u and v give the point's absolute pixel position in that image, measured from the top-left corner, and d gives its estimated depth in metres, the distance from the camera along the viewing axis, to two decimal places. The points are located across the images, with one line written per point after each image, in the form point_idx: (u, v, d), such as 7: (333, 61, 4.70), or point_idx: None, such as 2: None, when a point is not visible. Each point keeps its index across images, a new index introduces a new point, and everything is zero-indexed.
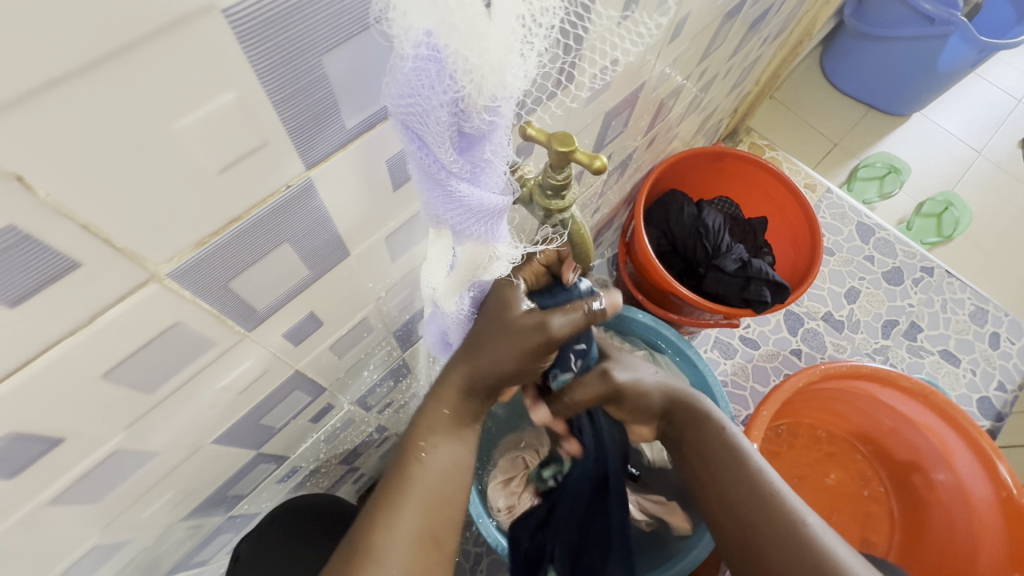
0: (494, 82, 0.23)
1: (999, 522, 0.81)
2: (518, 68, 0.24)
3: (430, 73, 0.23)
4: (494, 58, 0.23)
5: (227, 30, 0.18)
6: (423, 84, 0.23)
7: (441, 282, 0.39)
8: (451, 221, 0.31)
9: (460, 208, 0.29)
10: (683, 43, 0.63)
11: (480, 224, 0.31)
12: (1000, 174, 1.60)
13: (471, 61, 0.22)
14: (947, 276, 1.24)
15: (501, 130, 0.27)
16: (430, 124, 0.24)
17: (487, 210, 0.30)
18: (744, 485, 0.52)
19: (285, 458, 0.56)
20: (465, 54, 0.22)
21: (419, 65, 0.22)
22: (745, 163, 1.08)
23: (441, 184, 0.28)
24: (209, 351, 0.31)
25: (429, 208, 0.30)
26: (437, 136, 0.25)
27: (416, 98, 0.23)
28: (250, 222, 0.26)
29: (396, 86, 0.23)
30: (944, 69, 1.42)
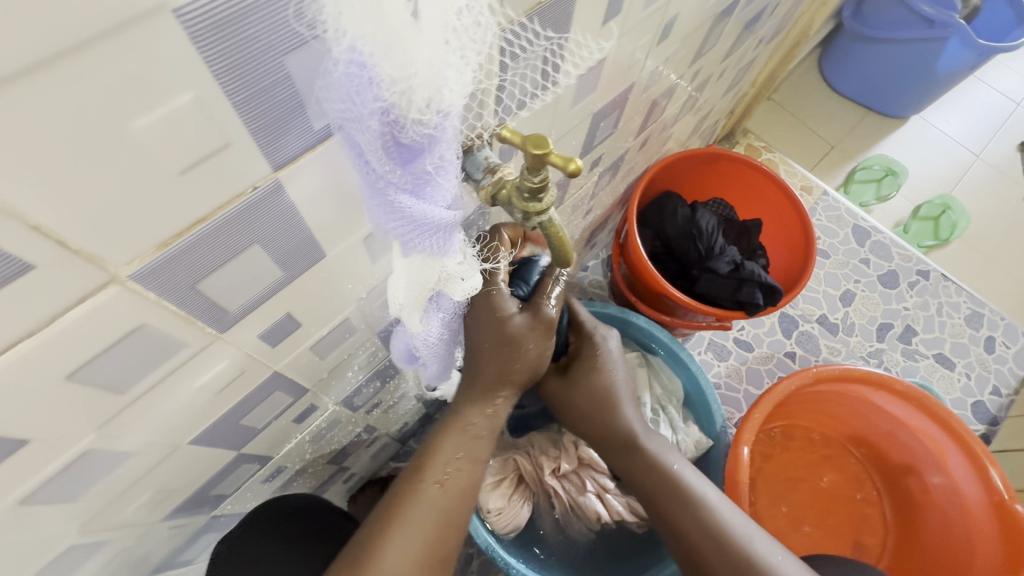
0: (424, 93, 0.24)
1: (993, 526, 0.80)
2: (453, 80, 0.25)
3: (361, 84, 0.23)
4: (423, 69, 0.23)
5: (179, 30, 0.18)
6: (355, 94, 0.23)
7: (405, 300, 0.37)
8: (398, 235, 0.31)
9: (405, 219, 0.30)
10: (674, 43, 0.62)
11: (426, 237, 0.32)
12: (999, 178, 1.60)
13: (399, 70, 0.23)
14: (943, 279, 1.24)
15: (442, 141, 0.27)
16: (364, 133, 0.25)
17: (433, 221, 0.31)
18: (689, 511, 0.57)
19: (269, 458, 0.56)
20: (393, 65, 0.22)
21: (349, 76, 0.23)
22: (740, 165, 1.08)
23: (382, 194, 0.28)
24: (181, 352, 0.31)
25: (374, 220, 0.30)
26: (372, 145, 0.25)
27: (349, 107, 0.24)
28: (217, 222, 0.25)
29: (328, 95, 0.23)
30: (943, 71, 1.41)
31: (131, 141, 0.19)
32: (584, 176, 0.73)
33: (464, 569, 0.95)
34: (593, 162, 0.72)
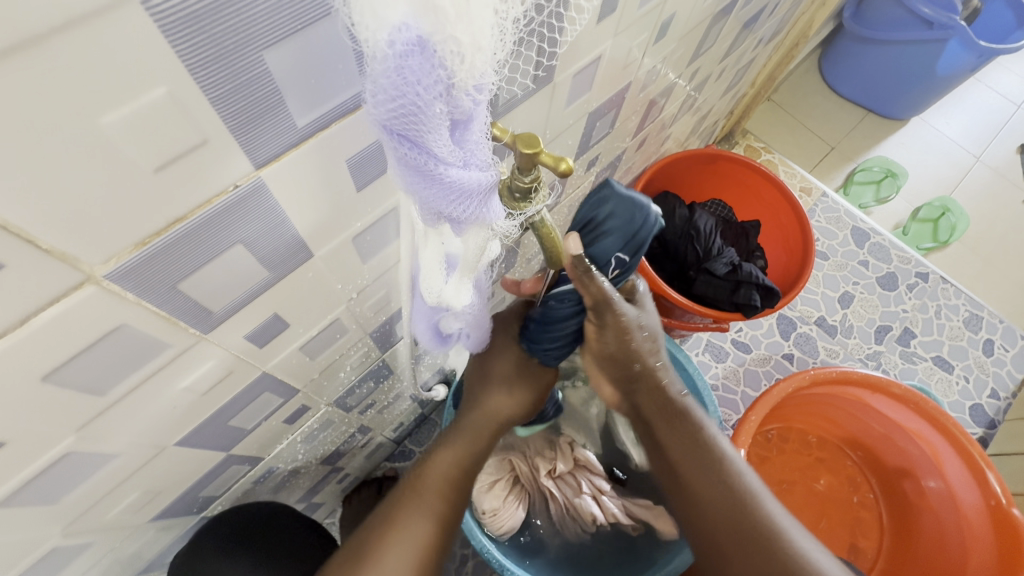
0: (478, 64, 0.23)
1: (988, 530, 0.80)
2: (498, 44, 0.24)
3: (415, 66, 0.22)
4: (477, 39, 0.22)
5: (150, 24, 0.18)
6: (410, 80, 0.22)
7: (444, 285, 0.38)
8: (450, 215, 0.30)
9: (461, 198, 0.29)
10: (671, 43, 0.62)
11: (477, 204, 0.30)
12: (998, 180, 1.59)
13: (461, 44, 0.22)
14: (942, 282, 1.24)
15: (481, 111, 0.27)
16: (424, 117, 0.24)
17: (484, 191, 0.30)
18: (721, 486, 0.49)
19: (260, 459, 0.56)
20: (452, 35, 0.22)
21: (402, 59, 0.22)
22: (738, 166, 1.07)
23: (437, 178, 0.27)
24: (164, 353, 0.30)
25: (424, 207, 0.29)
26: (432, 127, 0.24)
27: (408, 94, 0.23)
28: (197, 222, 0.25)
29: (380, 85, 0.23)
30: (942, 72, 1.41)
31: (102, 135, 0.19)
32: (580, 176, 0.72)
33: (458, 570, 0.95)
34: (590, 162, 0.71)
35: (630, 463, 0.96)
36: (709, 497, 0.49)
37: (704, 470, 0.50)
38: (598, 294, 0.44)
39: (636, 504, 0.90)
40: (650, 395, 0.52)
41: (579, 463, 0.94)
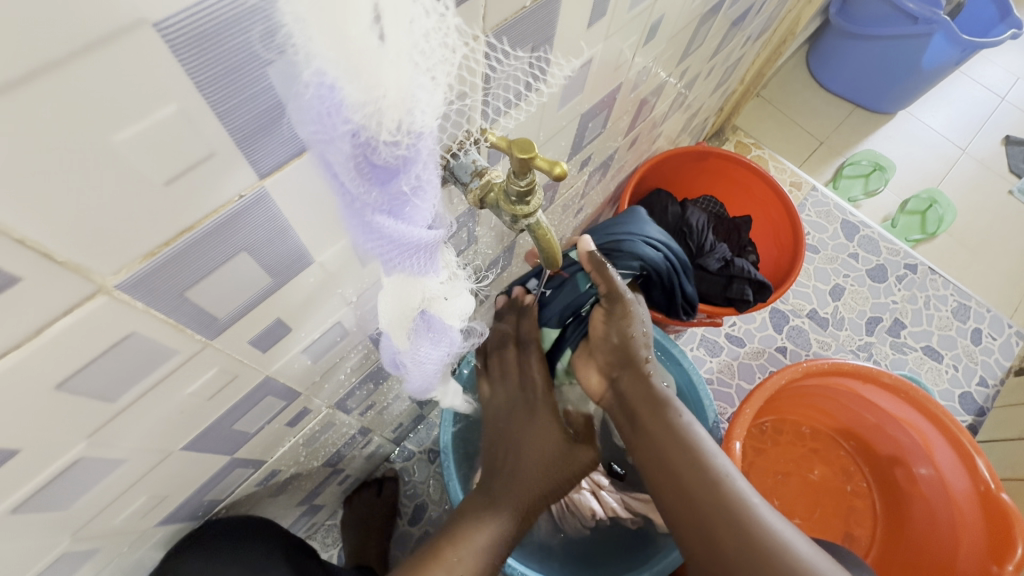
0: (394, 117, 0.24)
1: (977, 513, 0.82)
2: (423, 103, 0.24)
3: (330, 105, 0.23)
4: (388, 93, 0.23)
5: (162, 45, 0.18)
6: (325, 115, 0.23)
7: (388, 320, 0.39)
8: (373, 243, 0.30)
9: (380, 233, 0.29)
10: (661, 43, 0.63)
11: (399, 246, 0.30)
12: (984, 171, 1.61)
13: (365, 96, 0.23)
14: (930, 273, 1.26)
15: (418, 164, 0.27)
16: (336, 153, 0.25)
17: (413, 236, 0.30)
18: (695, 463, 0.53)
19: (263, 462, 0.56)
20: (357, 88, 0.22)
21: (322, 96, 0.23)
22: (729, 162, 1.09)
23: (356, 208, 0.28)
24: (171, 359, 0.31)
25: (353, 232, 0.30)
26: (344, 163, 0.25)
27: (320, 127, 0.24)
28: (205, 230, 0.26)
29: (301, 112, 0.23)
30: (928, 66, 1.43)
31: (117, 154, 0.20)
32: (572, 177, 0.73)
33: None
34: (582, 161, 0.72)
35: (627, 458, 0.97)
36: (692, 485, 0.52)
37: (680, 449, 0.54)
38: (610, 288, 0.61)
39: (634, 498, 0.91)
40: (634, 383, 0.61)
41: None
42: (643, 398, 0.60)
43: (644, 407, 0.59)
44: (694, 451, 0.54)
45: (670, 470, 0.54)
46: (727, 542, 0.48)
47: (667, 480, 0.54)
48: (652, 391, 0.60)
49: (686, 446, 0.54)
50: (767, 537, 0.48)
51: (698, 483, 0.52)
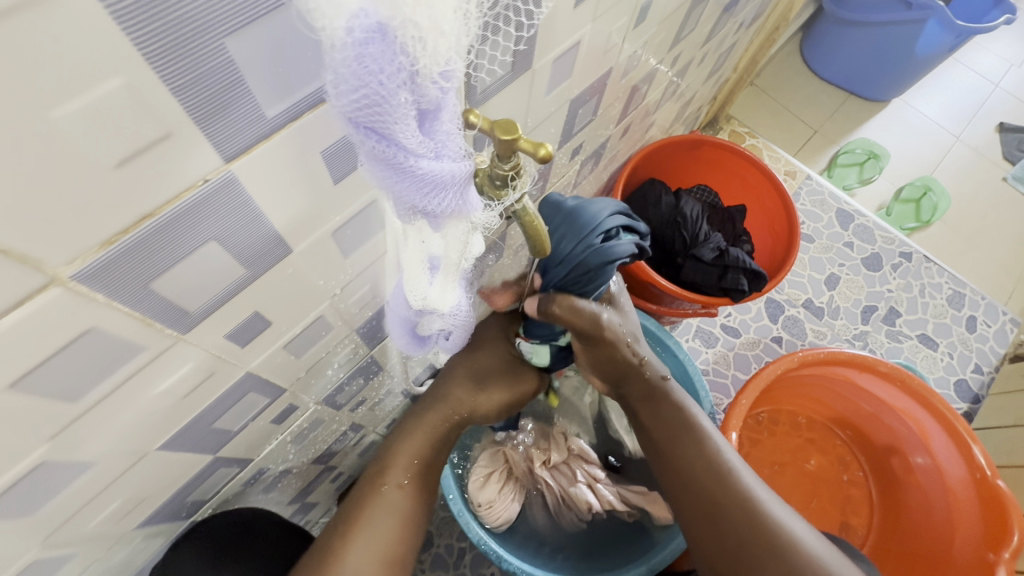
0: (445, 48, 0.22)
1: (974, 500, 0.82)
2: (462, 30, 0.23)
3: (375, 56, 0.21)
4: (438, 21, 0.21)
5: (102, 12, 0.17)
6: (370, 69, 0.21)
7: (428, 288, 0.38)
8: (422, 207, 0.28)
9: (435, 190, 0.27)
10: (652, 26, 0.61)
11: (455, 197, 0.29)
12: (978, 159, 1.61)
13: (418, 28, 0.21)
14: (925, 261, 1.25)
15: (451, 98, 0.26)
16: (390, 110, 0.23)
17: (461, 184, 0.28)
18: (707, 463, 0.55)
19: (248, 461, 0.55)
20: (414, 20, 0.21)
21: (361, 49, 0.21)
22: (723, 151, 1.08)
23: (409, 170, 0.26)
24: (140, 356, 0.30)
25: (398, 199, 0.28)
26: (398, 119, 0.23)
27: (368, 85, 0.21)
28: (166, 218, 0.24)
29: (340, 80, 0.21)
30: (921, 53, 1.42)
31: (57, 133, 0.18)
32: (563, 166, 0.72)
33: (456, 564, 0.95)
34: (573, 150, 0.71)
35: (624, 451, 0.97)
36: (698, 472, 0.55)
37: (688, 446, 0.56)
38: (586, 322, 0.49)
39: (630, 491, 0.90)
40: (636, 385, 0.57)
41: (573, 453, 0.95)
42: (645, 395, 0.57)
43: (645, 407, 0.58)
44: (705, 449, 0.56)
45: (681, 469, 0.56)
46: (740, 526, 0.52)
47: (673, 470, 0.56)
48: (653, 389, 0.57)
49: (691, 432, 0.56)
50: (779, 534, 0.52)
51: (709, 480, 0.54)
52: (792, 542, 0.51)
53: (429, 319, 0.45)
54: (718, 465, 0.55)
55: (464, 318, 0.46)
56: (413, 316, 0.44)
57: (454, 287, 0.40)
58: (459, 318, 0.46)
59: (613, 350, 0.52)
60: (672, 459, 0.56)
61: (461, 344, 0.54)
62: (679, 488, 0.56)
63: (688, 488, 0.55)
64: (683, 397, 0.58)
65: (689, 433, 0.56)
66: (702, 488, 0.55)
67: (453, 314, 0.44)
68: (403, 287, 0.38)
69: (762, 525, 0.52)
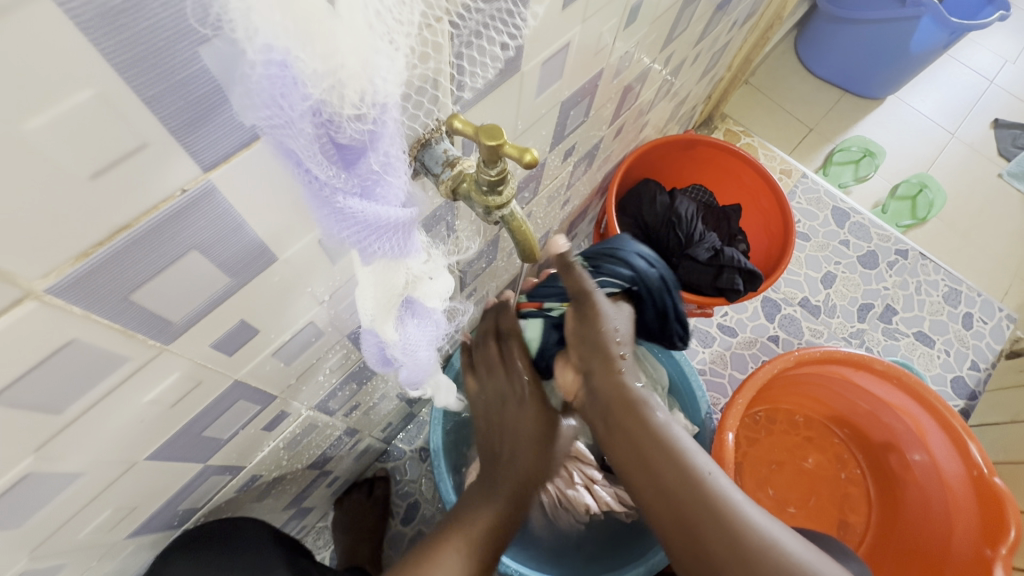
0: (356, 87, 0.22)
1: (971, 498, 0.82)
2: (388, 70, 0.23)
3: (285, 85, 0.21)
4: (348, 61, 0.21)
5: (69, 23, 0.17)
6: (279, 97, 0.21)
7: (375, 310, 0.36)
8: (355, 242, 0.29)
9: (360, 225, 0.28)
10: (643, 27, 0.61)
11: (383, 238, 0.29)
12: (974, 155, 1.61)
13: (319, 69, 0.21)
14: (921, 258, 1.25)
15: (385, 137, 0.25)
16: (298, 139, 0.23)
17: (391, 222, 0.29)
18: (685, 480, 0.52)
19: (241, 468, 0.54)
20: (311, 58, 0.20)
21: (272, 75, 0.20)
22: (717, 150, 1.08)
23: (329, 201, 0.26)
24: (123, 367, 0.29)
25: (325, 229, 0.28)
26: (307, 150, 0.23)
27: (275, 112, 0.21)
28: (144, 229, 0.24)
29: (252, 100, 0.21)
30: (916, 50, 1.42)
31: (29, 146, 0.18)
32: (556, 167, 0.72)
33: None
34: (566, 151, 0.70)
35: None
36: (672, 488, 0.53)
37: (668, 463, 0.53)
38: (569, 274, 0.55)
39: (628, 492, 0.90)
40: (608, 381, 0.57)
41: (569, 454, 0.92)
42: (620, 399, 0.56)
43: (619, 412, 0.56)
44: (681, 464, 0.53)
45: (663, 491, 0.53)
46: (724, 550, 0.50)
47: (655, 490, 0.54)
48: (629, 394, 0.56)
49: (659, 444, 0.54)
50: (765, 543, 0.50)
51: (690, 499, 0.52)
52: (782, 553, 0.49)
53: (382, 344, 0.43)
54: (694, 478, 0.52)
55: (417, 360, 0.46)
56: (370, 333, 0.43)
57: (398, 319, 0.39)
58: (414, 358, 0.45)
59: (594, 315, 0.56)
60: (652, 480, 0.54)
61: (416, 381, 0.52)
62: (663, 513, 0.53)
63: (676, 515, 0.52)
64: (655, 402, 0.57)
65: (659, 447, 0.54)
66: (686, 509, 0.52)
67: (402, 347, 0.43)
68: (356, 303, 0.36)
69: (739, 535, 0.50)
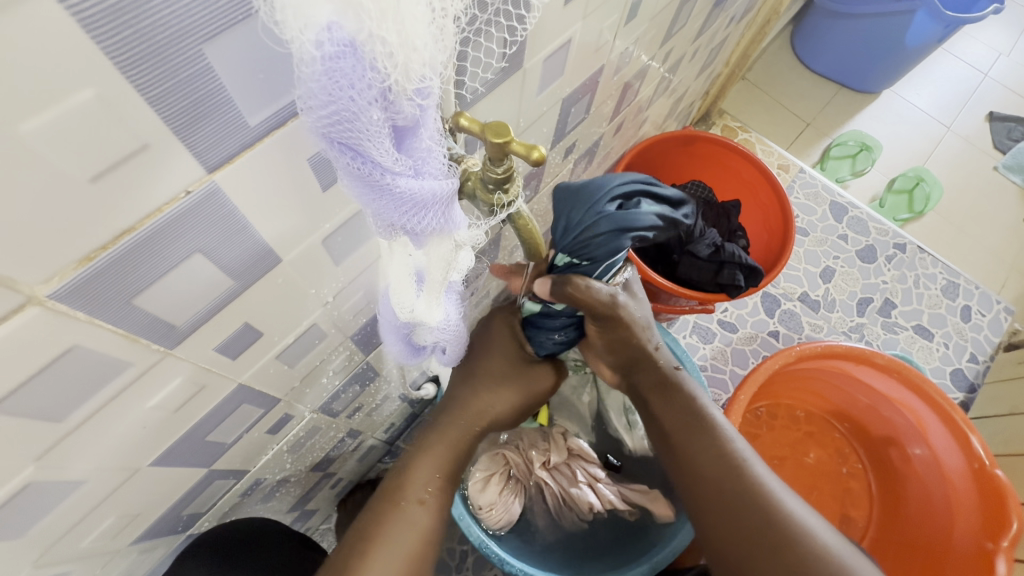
0: (418, 64, 0.21)
1: (972, 489, 0.82)
2: (435, 47, 0.22)
3: (346, 71, 0.20)
4: (411, 37, 0.20)
5: (71, 22, 0.16)
6: (342, 85, 0.20)
7: (415, 301, 0.38)
8: (405, 225, 0.28)
9: (416, 209, 0.27)
10: (643, 23, 0.61)
11: (439, 216, 0.28)
12: (969, 148, 1.61)
13: (390, 44, 0.20)
14: (919, 251, 1.25)
15: (430, 114, 0.25)
16: (362, 126, 0.22)
17: (443, 200, 0.28)
18: (718, 459, 0.52)
19: (244, 472, 0.54)
20: (382, 34, 0.20)
21: (331, 64, 0.20)
22: (715, 146, 1.08)
23: (387, 188, 0.25)
24: (126, 372, 0.29)
25: (377, 217, 0.27)
26: (371, 136, 0.22)
27: (338, 101, 0.21)
28: (147, 233, 0.23)
29: (309, 95, 0.20)
30: (911, 44, 1.42)
31: (28, 149, 0.17)
32: (557, 165, 0.71)
33: (458, 568, 0.95)
34: (567, 149, 0.70)
35: (624, 450, 0.97)
36: (705, 467, 0.52)
37: (702, 442, 0.53)
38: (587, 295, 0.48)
39: (631, 489, 0.90)
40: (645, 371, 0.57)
41: (573, 453, 0.93)
42: (656, 385, 0.57)
43: (657, 397, 0.57)
44: (714, 444, 0.53)
45: (696, 473, 0.53)
46: (751, 528, 0.49)
47: (688, 471, 0.53)
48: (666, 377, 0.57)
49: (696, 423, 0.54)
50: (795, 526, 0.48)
51: (721, 478, 0.51)
52: (814, 544, 0.47)
53: (420, 331, 0.45)
54: (726, 457, 0.52)
55: (456, 334, 0.47)
56: (404, 325, 0.44)
57: (442, 301, 0.40)
58: (450, 334, 0.46)
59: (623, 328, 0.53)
60: (685, 461, 0.53)
61: (456, 358, 0.55)
62: (696, 493, 0.52)
63: (705, 494, 0.52)
64: (695, 388, 0.57)
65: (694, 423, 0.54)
66: (717, 488, 0.51)
67: (442, 329, 0.44)
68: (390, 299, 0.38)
69: (774, 516, 0.48)
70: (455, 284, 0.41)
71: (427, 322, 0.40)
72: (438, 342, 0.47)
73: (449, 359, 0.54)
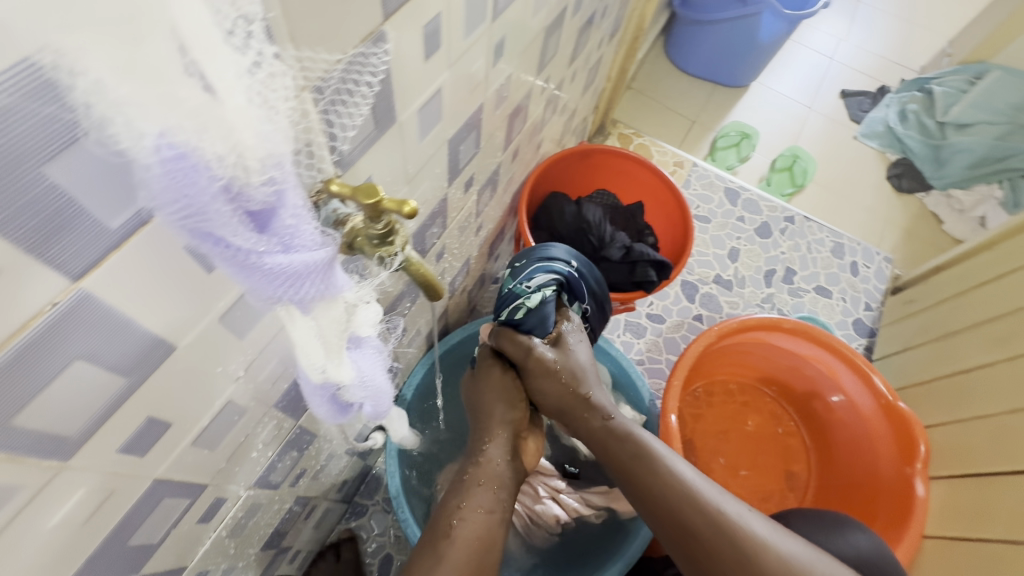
0: (255, 155, 0.24)
1: (884, 422, 0.92)
2: (273, 134, 0.25)
3: (186, 171, 0.22)
4: (241, 135, 0.23)
5: None
6: (183, 185, 0.22)
7: (325, 360, 0.38)
8: (285, 295, 0.29)
9: (291, 280, 0.29)
10: (513, 58, 0.65)
11: (316, 282, 0.30)
12: (831, 123, 1.82)
13: (220, 149, 0.22)
14: (806, 221, 1.40)
15: (290, 194, 0.27)
16: (214, 218, 0.23)
17: (318, 267, 0.30)
18: (676, 491, 0.59)
19: (182, 569, 0.51)
20: (211, 142, 0.22)
21: (170, 166, 0.21)
22: (610, 155, 1.16)
23: (255, 267, 0.26)
24: (17, 497, 0.28)
25: (256, 295, 0.29)
26: (225, 225, 0.24)
27: (184, 199, 0.22)
28: (14, 352, 0.23)
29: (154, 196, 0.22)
30: (765, 40, 1.60)
31: None
32: (459, 200, 0.74)
33: None
34: (466, 182, 0.73)
35: (579, 457, 1.00)
36: (669, 506, 0.59)
37: (657, 480, 0.60)
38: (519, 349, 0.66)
39: (593, 493, 0.92)
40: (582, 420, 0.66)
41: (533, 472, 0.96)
42: (607, 433, 0.64)
43: (610, 443, 0.64)
44: (665, 478, 0.60)
45: (662, 506, 0.59)
46: (714, 547, 0.56)
47: (653, 507, 0.60)
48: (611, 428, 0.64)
49: (648, 462, 0.61)
50: (749, 538, 0.56)
51: (684, 511, 0.58)
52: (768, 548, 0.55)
53: (342, 390, 0.44)
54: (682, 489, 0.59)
55: (378, 386, 0.47)
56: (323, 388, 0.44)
57: (349, 356, 0.41)
58: (373, 387, 0.47)
59: (549, 379, 0.65)
60: (648, 497, 0.60)
61: (384, 410, 0.54)
62: (667, 527, 0.59)
63: (673, 528, 0.59)
64: (636, 430, 0.64)
65: (644, 460, 0.61)
66: (681, 519, 0.58)
67: (360, 383, 0.44)
68: (300, 364, 0.38)
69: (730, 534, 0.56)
70: (364, 339, 0.42)
71: (340, 378, 0.41)
72: (363, 398, 0.47)
73: (382, 412, 0.54)
